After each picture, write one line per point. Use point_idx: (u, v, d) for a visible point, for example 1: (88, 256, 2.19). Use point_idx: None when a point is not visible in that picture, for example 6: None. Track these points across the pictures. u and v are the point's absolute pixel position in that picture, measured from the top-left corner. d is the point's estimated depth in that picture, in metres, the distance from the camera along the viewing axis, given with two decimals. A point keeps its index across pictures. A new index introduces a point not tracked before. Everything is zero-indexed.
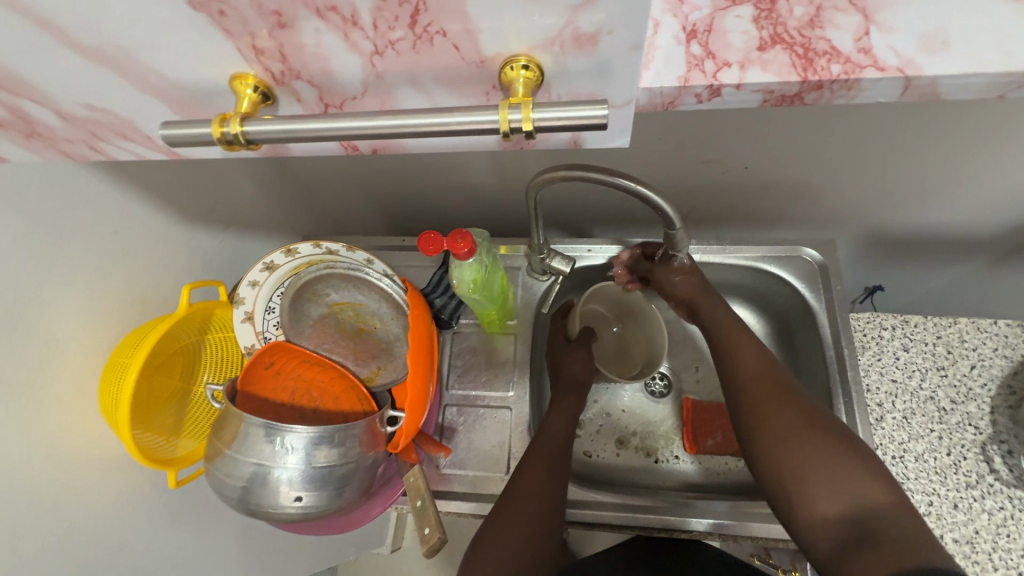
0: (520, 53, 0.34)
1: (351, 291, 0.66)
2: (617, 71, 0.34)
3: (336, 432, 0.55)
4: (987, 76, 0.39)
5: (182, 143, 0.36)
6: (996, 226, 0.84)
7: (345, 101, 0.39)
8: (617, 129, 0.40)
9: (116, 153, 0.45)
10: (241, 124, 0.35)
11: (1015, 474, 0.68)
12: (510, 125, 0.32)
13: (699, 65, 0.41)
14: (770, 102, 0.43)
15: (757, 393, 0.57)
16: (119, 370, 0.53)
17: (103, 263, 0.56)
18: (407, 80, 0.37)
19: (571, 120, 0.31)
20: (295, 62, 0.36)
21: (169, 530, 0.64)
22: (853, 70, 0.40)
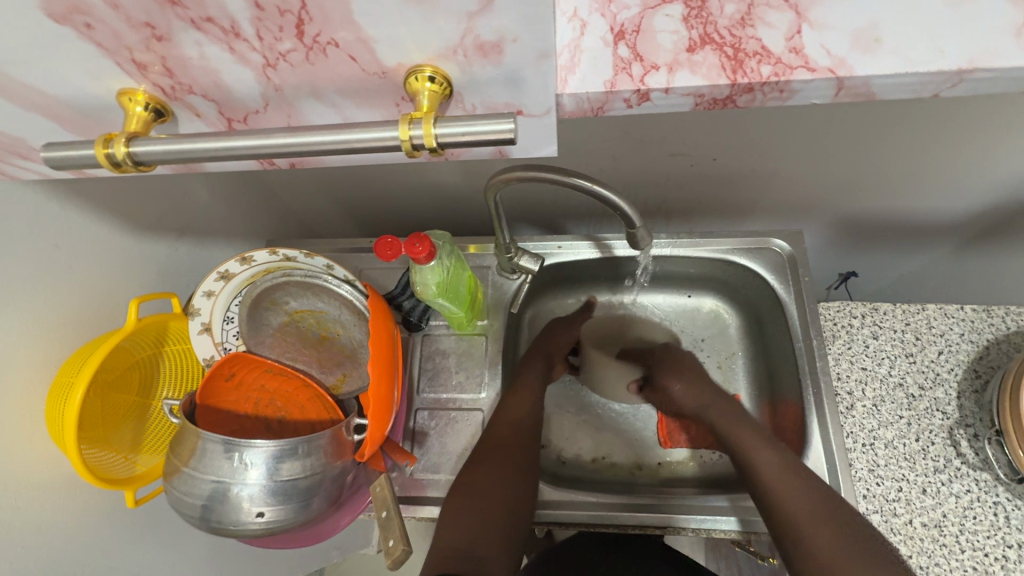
0: (424, 63, 0.33)
1: (310, 298, 0.65)
2: (530, 82, 0.34)
3: (299, 444, 0.54)
4: (920, 76, 0.38)
5: (68, 164, 0.34)
6: (959, 211, 0.84)
7: (248, 115, 0.39)
8: (540, 139, 0.39)
9: (15, 172, 0.42)
10: (127, 145, 0.33)
11: (981, 458, 0.69)
12: (412, 141, 0.31)
13: (626, 69, 0.40)
14: (702, 106, 0.43)
15: (788, 497, 0.57)
16: (65, 389, 0.51)
17: (46, 278, 0.53)
18: (309, 92, 0.36)
19: (478, 135, 0.30)
20: (182, 76, 0.35)
21: (131, 548, 0.63)
22: (782, 72, 0.39)
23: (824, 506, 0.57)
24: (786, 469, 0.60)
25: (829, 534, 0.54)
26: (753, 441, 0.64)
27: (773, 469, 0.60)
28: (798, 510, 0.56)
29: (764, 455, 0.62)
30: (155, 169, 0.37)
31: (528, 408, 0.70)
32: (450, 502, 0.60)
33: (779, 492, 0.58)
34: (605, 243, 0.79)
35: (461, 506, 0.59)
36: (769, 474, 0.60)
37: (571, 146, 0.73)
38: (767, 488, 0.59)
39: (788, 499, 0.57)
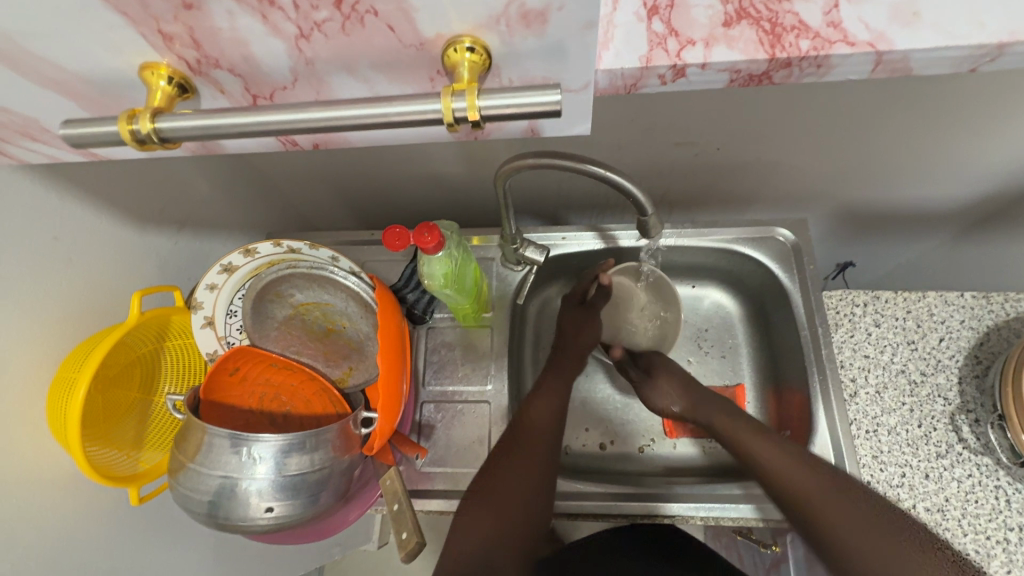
0: (464, 33, 0.32)
1: (316, 290, 0.64)
2: (573, 55, 0.33)
3: (307, 438, 0.53)
4: (959, 50, 0.38)
5: (89, 143, 0.33)
6: (958, 200, 0.85)
7: (274, 91, 0.38)
8: (578, 114, 0.38)
9: (23, 154, 0.42)
10: (152, 120, 0.32)
11: (982, 442, 0.70)
12: (455, 114, 0.30)
13: (661, 44, 0.40)
14: (738, 82, 0.42)
15: (804, 486, 0.63)
16: (67, 385, 0.50)
17: (45, 271, 0.51)
18: (340, 66, 0.35)
19: (521, 106, 0.30)
20: (210, 49, 0.34)
21: (135, 544, 0.62)
22: (822, 46, 0.39)
23: (849, 498, 0.62)
24: (799, 466, 0.65)
25: (842, 511, 0.61)
26: (760, 441, 0.70)
27: (791, 469, 0.65)
28: (824, 506, 0.62)
29: (770, 451, 0.68)
30: (175, 148, 0.36)
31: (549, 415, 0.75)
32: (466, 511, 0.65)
33: (790, 484, 0.64)
34: (610, 234, 0.79)
35: (476, 509, 0.64)
36: (780, 469, 0.65)
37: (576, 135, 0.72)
38: (780, 482, 0.64)
39: (799, 484, 0.63)
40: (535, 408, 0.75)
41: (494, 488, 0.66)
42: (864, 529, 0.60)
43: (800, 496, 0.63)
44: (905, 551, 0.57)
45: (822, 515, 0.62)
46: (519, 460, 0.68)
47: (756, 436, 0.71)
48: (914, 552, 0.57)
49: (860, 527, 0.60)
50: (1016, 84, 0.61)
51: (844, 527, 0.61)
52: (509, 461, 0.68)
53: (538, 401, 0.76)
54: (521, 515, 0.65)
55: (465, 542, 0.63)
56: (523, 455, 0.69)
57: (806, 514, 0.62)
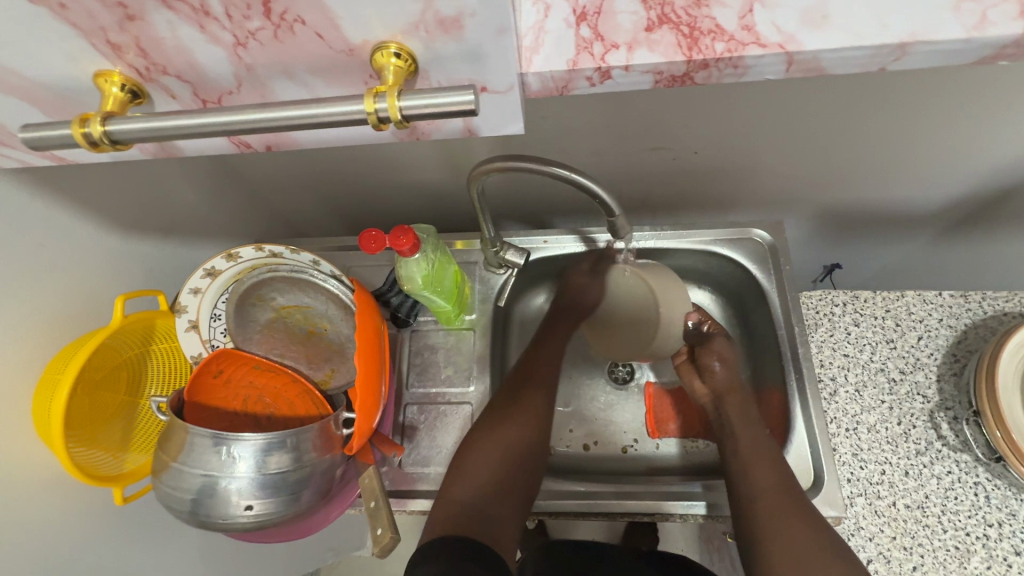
0: (389, 40, 0.33)
1: (298, 293, 0.66)
2: (489, 59, 0.35)
3: (287, 437, 0.54)
4: (863, 51, 0.38)
5: (48, 146, 0.34)
6: (935, 200, 0.86)
7: (221, 95, 0.39)
8: (505, 115, 0.39)
9: (3, 160, 0.43)
10: (104, 124, 0.33)
11: (961, 439, 0.70)
12: (378, 114, 0.31)
13: (587, 48, 0.41)
14: (662, 84, 0.43)
15: (773, 510, 0.60)
16: (51, 387, 0.51)
17: (31, 276, 0.53)
18: (280, 71, 0.37)
19: (439, 106, 0.30)
20: (157, 57, 0.36)
21: (122, 546, 0.62)
22: (735, 48, 0.39)
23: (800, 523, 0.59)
24: (778, 486, 0.62)
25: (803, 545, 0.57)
26: (758, 458, 0.66)
27: (767, 484, 0.63)
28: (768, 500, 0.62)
29: (764, 470, 0.64)
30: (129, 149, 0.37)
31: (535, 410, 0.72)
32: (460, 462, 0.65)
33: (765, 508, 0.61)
34: (590, 238, 0.81)
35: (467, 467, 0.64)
36: (763, 485, 0.63)
37: (554, 142, 0.74)
38: (746, 476, 0.65)
39: (766, 510, 0.61)
40: (526, 410, 0.70)
41: (478, 459, 0.65)
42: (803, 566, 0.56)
43: (763, 515, 0.60)
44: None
45: (772, 535, 0.59)
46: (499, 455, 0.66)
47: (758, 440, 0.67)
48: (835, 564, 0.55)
49: (799, 560, 0.57)
50: (978, 86, 0.62)
51: (801, 547, 0.57)
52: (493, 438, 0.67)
53: (527, 410, 0.70)
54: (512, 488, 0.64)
55: (459, 489, 0.62)
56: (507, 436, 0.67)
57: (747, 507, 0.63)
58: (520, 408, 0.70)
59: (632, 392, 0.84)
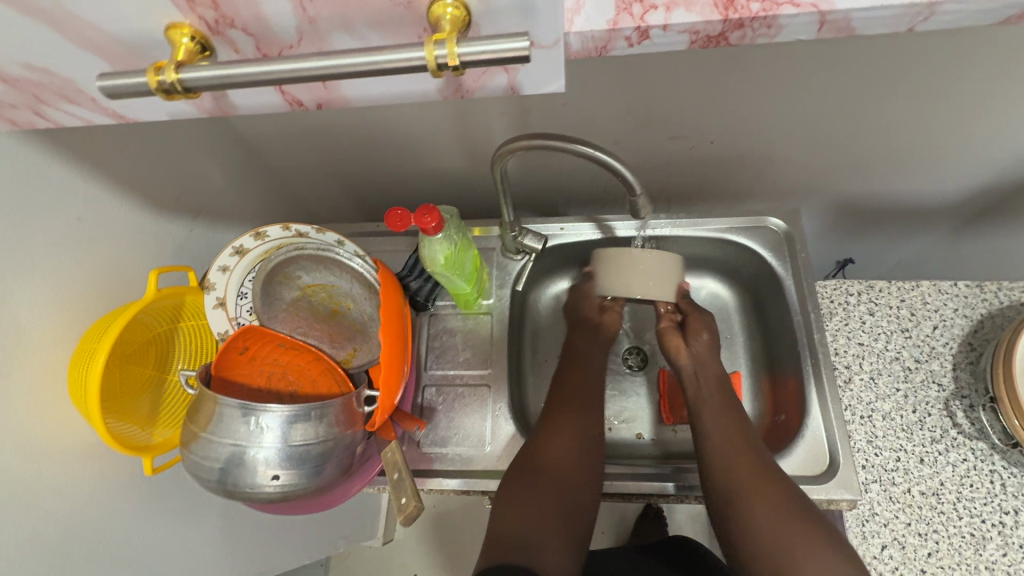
0: None
1: (322, 272, 0.67)
2: (540, 11, 0.31)
3: (311, 410, 0.55)
4: (894, 10, 0.37)
5: (120, 96, 0.33)
6: (951, 192, 0.86)
7: (283, 50, 0.36)
8: (548, 74, 0.36)
9: (61, 118, 0.40)
10: (177, 72, 0.31)
11: (977, 428, 0.71)
12: (437, 62, 0.29)
13: (626, 7, 0.38)
14: (697, 45, 0.41)
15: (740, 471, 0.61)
16: (88, 355, 0.53)
17: (69, 250, 0.55)
18: (340, 25, 0.33)
19: (499, 53, 0.29)
20: (226, 8, 0.33)
21: (150, 516, 0.64)
22: (770, 7, 0.37)
23: (768, 481, 0.60)
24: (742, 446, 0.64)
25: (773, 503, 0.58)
26: (721, 419, 0.67)
27: (731, 444, 0.64)
28: (743, 474, 0.61)
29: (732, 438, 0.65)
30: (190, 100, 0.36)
31: (584, 421, 0.70)
32: (514, 488, 0.64)
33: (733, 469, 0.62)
34: (606, 225, 0.82)
35: (513, 495, 0.63)
36: (728, 447, 0.64)
37: (573, 131, 0.76)
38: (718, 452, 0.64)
39: (739, 470, 0.62)
40: (574, 424, 0.69)
41: (530, 485, 0.64)
42: (779, 518, 0.58)
43: (732, 476, 0.61)
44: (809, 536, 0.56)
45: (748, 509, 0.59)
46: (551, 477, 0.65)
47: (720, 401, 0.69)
48: (815, 533, 0.56)
49: (775, 512, 0.58)
50: (996, 76, 0.63)
51: (777, 517, 0.58)
52: (540, 471, 0.65)
53: (570, 424, 0.69)
54: (560, 518, 0.64)
55: (507, 523, 0.62)
56: (554, 460, 0.66)
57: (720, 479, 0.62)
58: (564, 426, 0.69)
59: (646, 378, 0.85)
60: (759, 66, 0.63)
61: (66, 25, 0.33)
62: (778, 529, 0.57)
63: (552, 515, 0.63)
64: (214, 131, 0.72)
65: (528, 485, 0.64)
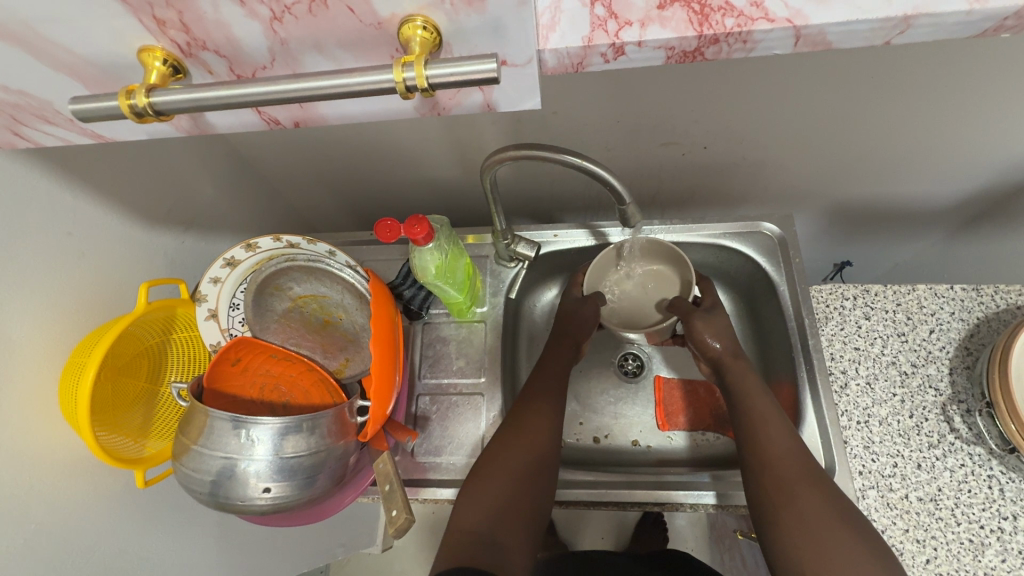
0: (415, 12, 0.30)
1: (314, 282, 0.67)
2: (511, 30, 0.31)
3: (302, 421, 0.55)
4: (869, 24, 0.37)
5: (96, 118, 0.32)
6: (946, 196, 0.86)
7: (257, 71, 0.36)
8: (524, 90, 0.36)
9: (42, 139, 0.40)
10: (149, 95, 0.31)
11: (974, 432, 0.70)
12: (406, 84, 0.29)
13: (601, 24, 0.38)
14: (673, 60, 0.41)
15: (783, 477, 0.58)
16: (77, 371, 0.53)
17: (58, 266, 0.55)
18: (312, 45, 0.33)
19: (466, 75, 0.29)
20: (198, 32, 0.33)
21: (145, 527, 0.64)
22: (745, 23, 0.37)
23: (811, 485, 0.57)
24: (786, 451, 0.60)
25: (814, 511, 0.55)
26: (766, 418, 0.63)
27: (779, 450, 0.60)
28: (785, 477, 0.58)
29: (779, 438, 0.61)
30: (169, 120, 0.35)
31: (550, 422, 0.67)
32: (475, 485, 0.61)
33: (777, 473, 0.58)
34: (600, 231, 0.82)
35: (475, 491, 0.61)
36: (775, 452, 0.60)
37: (564, 139, 0.75)
38: (758, 453, 0.60)
39: (780, 473, 0.58)
40: (533, 420, 0.66)
41: (489, 478, 0.61)
42: (819, 524, 0.54)
43: (776, 480, 0.58)
44: (847, 548, 0.52)
45: (788, 514, 0.55)
46: (502, 475, 0.62)
47: (770, 406, 0.64)
48: (854, 543, 0.52)
49: (816, 518, 0.54)
50: (987, 83, 0.63)
51: (816, 524, 0.54)
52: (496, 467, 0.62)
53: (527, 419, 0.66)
54: (521, 514, 0.59)
55: (465, 519, 0.58)
56: (503, 457, 0.63)
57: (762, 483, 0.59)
58: (523, 421, 0.66)
59: (642, 385, 0.84)
60: (748, 74, 0.63)
61: (52, 50, 0.33)
62: (819, 539, 0.53)
63: (513, 511, 0.59)
64: (206, 143, 0.73)
65: (488, 481, 0.61)
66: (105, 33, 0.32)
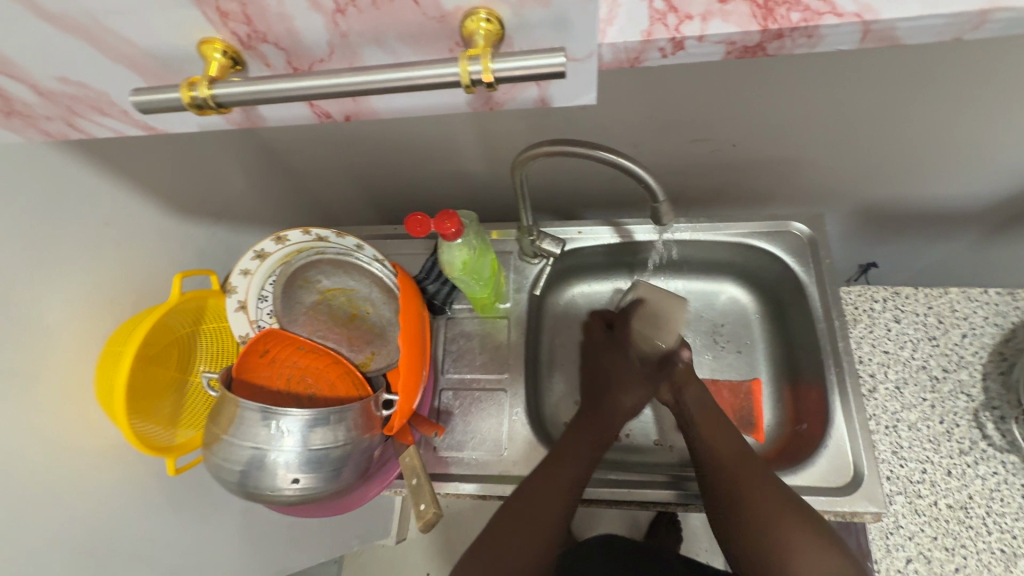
0: (479, 5, 0.30)
1: (342, 276, 0.68)
2: (575, 25, 0.31)
3: (330, 414, 0.55)
4: (941, 18, 0.36)
5: (152, 111, 0.33)
6: (981, 197, 0.84)
7: (313, 64, 0.36)
8: (582, 85, 0.35)
9: (95, 130, 0.41)
10: (210, 87, 0.32)
11: (1007, 440, 0.68)
12: (471, 78, 0.29)
13: (661, 19, 0.38)
14: (732, 55, 0.40)
15: (738, 479, 0.62)
16: (114, 358, 0.54)
17: (96, 255, 0.56)
18: (371, 39, 0.33)
19: (532, 70, 0.29)
20: (260, 24, 0.33)
21: (173, 513, 0.66)
22: (811, 18, 0.36)
23: (766, 485, 0.61)
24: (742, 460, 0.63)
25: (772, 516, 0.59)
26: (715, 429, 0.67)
27: (732, 455, 0.64)
28: (743, 481, 0.61)
29: (728, 443, 0.65)
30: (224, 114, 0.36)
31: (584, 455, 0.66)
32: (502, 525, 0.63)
33: (732, 477, 0.62)
34: (625, 229, 0.81)
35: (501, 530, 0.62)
36: (727, 458, 0.64)
37: (593, 135, 0.75)
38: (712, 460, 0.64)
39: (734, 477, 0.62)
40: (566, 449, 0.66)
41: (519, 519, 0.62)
42: (773, 518, 0.59)
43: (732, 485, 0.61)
44: (800, 538, 0.57)
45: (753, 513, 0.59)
46: (531, 515, 0.62)
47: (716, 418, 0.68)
48: (807, 533, 0.57)
49: (771, 513, 0.59)
50: None
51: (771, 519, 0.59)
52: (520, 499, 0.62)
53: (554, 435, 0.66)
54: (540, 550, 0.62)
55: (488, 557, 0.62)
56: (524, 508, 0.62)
57: (723, 489, 0.62)
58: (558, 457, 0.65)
59: None
60: (784, 71, 0.62)
61: (100, 42, 0.33)
62: (777, 533, 0.58)
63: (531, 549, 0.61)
64: (238, 135, 0.73)
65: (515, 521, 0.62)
66: (156, 24, 0.32)
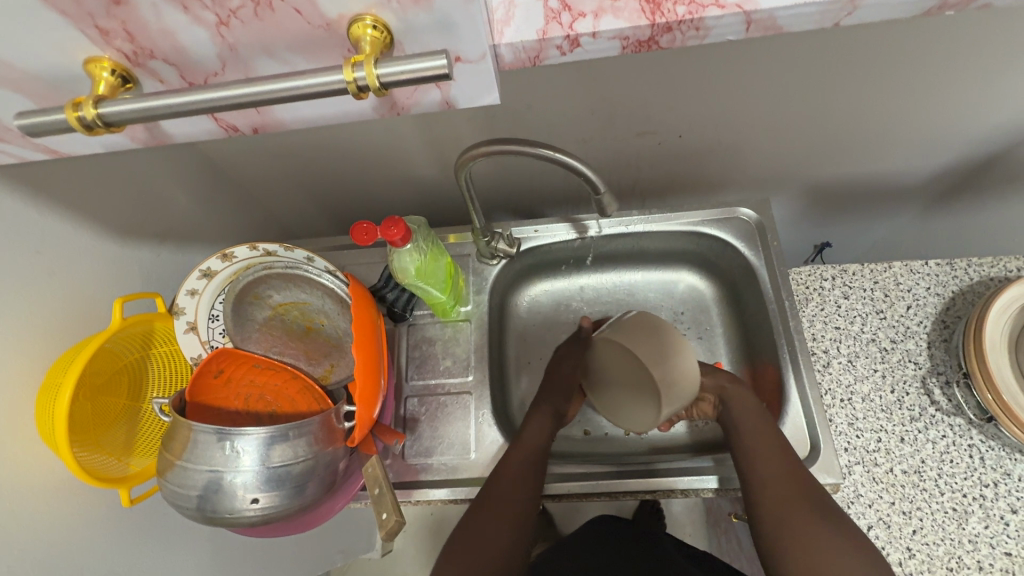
0: (363, 12, 0.31)
1: (293, 289, 0.66)
2: (461, 27, 0.31)
3: (288, 430, 0.55)
4: (815, 7, 0.37)
5: (42, 133, 0.32)
6: (916, 172, 0.88)
7: (209, 77, 0.36)
8: (480, 87, 0.36)
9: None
10: (96, 106, 0.31)
11: (954, 403, 0.71)
12: (357, 83, 0.29)
13: (556, 18, 0.39)
14: (629, 50, 0.41)
15: (783, 500, 0.59)
16: (53, 390, 0.52)
17: (29, 284, 0.54)
18: (261, 50, 0.34)
19: (417, 72, 0.29)
20: (143, 40, 0.33)
21: (134, 544, 0.64)
22: (695, 11, 0.38)
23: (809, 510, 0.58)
24: (789, 479, 0.60)
25: (821, 546, 0.56)
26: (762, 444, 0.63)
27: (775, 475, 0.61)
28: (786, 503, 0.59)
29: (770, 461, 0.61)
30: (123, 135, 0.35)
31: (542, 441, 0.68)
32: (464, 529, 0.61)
33: (778, 497, 0.59)
34: (582, 224, 0.82)
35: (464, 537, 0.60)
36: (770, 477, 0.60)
37: (540, 132, 0.75)
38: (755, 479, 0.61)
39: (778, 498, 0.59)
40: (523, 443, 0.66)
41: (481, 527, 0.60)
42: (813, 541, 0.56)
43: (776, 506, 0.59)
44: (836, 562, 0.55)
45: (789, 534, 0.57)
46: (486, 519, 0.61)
47: (763, 431, 0.64)
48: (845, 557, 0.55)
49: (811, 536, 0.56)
50: (949, 60, 0.64)
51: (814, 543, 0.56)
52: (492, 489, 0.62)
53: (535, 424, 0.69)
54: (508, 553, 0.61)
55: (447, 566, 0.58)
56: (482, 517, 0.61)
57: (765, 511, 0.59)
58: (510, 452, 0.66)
59: None
60: (714, 60, 0.64)
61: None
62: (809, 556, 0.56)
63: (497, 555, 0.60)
64: (178, 152, 0.72)
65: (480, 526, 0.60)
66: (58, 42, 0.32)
